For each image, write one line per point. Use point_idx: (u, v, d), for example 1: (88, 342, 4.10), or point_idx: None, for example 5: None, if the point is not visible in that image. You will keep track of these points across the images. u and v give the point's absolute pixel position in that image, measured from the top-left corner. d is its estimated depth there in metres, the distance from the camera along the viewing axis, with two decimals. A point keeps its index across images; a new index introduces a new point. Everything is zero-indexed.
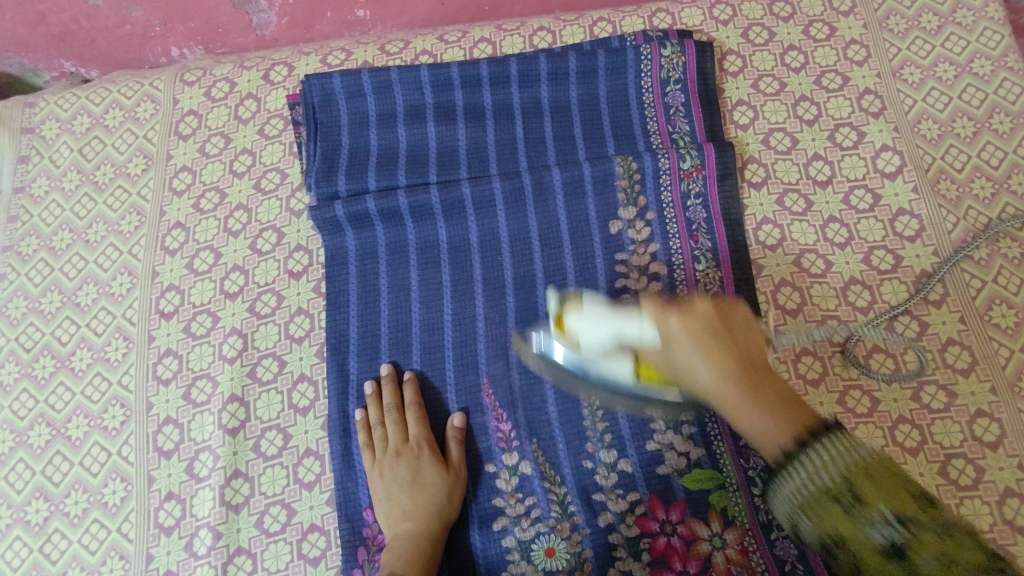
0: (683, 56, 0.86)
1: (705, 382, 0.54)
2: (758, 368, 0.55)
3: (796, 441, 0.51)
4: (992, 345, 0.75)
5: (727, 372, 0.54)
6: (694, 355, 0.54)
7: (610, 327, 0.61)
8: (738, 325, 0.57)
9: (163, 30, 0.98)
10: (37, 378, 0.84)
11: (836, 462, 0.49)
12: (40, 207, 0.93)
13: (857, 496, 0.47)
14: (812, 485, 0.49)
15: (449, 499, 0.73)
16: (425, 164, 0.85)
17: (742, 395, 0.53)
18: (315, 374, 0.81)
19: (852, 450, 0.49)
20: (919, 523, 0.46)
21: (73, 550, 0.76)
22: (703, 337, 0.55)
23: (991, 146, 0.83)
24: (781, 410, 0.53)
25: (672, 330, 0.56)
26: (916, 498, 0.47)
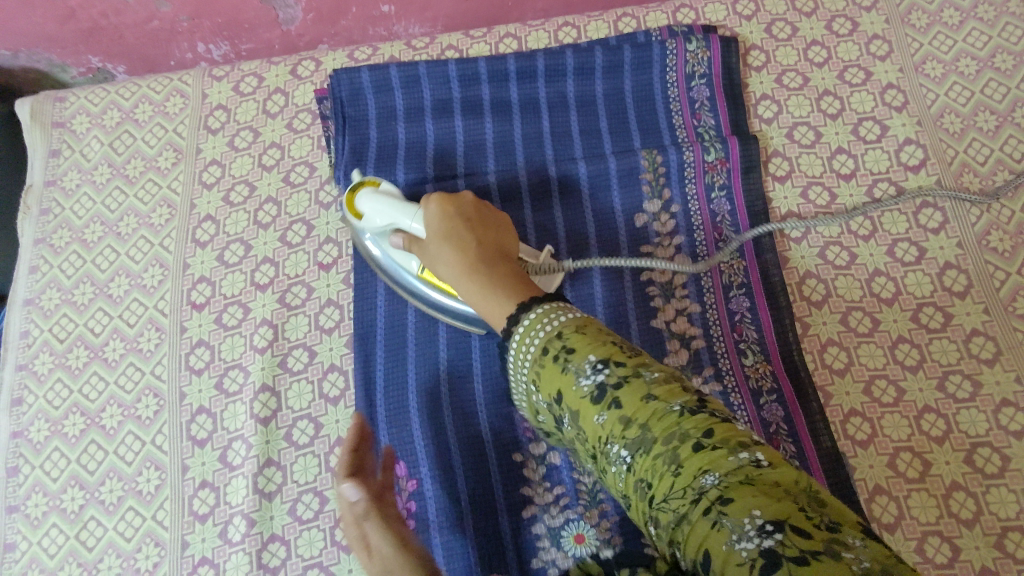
0: (708, 52, 0.87)
1: (452, 271, 0.63)
2: (500, 259, 0.62)
3: (524, 302, 0.55)
4: (1016, 335, 0.75)
5: (466, 252, 0.62)
6: (446, 256, 0.63)
7: (388, 216, 0.72)
8: (487, 222, 0.66)
9: (190, 26, 0.99)
10: (71, 368, 0.85)
11: (557, 319, 0.52)
12: (72, 200, 0.94)
13: (569, 350, 0.50)
14: (538, 345, 0.52)
15: (389, 571, 0.56)
16: (452, 157, 0.87)
17: (493, 290, 0.58)
18: (345, 364, 0.82)
19: (572, 313, 0.53)
20: (624, 369, 0.48)
21: (109, 537, 0.77)
22: (450, 228, 0.65)
23: (1013, 140, 0.84)
24: (510, 284, 0.59)
25: (432, 218, 0.67)
26: (622, 350, 0.49)
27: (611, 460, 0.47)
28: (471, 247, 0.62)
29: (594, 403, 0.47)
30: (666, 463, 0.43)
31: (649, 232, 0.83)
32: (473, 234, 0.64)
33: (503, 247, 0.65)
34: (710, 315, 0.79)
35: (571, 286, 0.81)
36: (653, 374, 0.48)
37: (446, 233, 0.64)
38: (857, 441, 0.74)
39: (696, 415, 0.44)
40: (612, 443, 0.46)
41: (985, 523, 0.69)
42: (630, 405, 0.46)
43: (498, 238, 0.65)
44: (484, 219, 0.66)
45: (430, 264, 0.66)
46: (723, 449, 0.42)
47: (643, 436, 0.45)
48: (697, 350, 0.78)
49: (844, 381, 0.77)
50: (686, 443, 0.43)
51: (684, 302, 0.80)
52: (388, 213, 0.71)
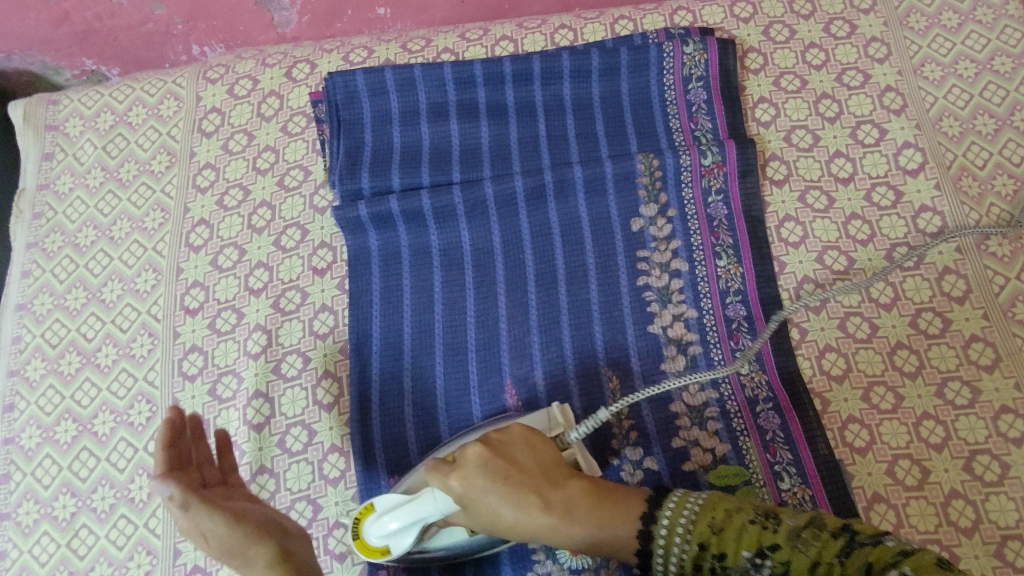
0: (706, 54, 0.86)
1: (526, 529, 0.57)
2: (559, 480, 0.58)
3: (640, 529, 0.55)
4: (1016, 341, 0.75)
5: (535, 504, 0.57)
6: (506, 513, 0.57)
7: (414, 519, 0.62)
8: (516, 456, 0.59)
9: (185, 28, 0.99)
10: (63, 374, 0.84)
11: (686, 516, 0.53)
12: (65, 204, 0.93)
13: (716, 548, 0.51)
14: (687, 557, 0.52)
15: (231, 550, 0.59)
16: (448, 161, 0.86)
17: (584, 524, 0.56)
18: (339, 371, 0.81)
19: (691, 505, 0.54)
20: (767, 542, 0.50)
21: (101, 545, 0.77)
22: (493, 479, 0.57)
23: (1013, 143, 0.83)
24: (621, 509, 0.56)
25: (468, 492, 0.58)
26: (761, 524, 0.51)
27: None
28: (536, 497, 0.57)
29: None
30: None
31: (645, 237, 0.82)
32: (514, 476, 0.58)
33: (549, 467, 0.59)
34: (707, 321, 0.78)
35: (568, 291, 0.81)
36: (795, 532, 0.50)
37: (499, 494, 0.57)
38: (855, 449, 0.73)
39: (845, 554, 0.47)
40: None
41: (985, 531, 0.68)
42: (795, 574, 0.48)
43: (527, 449, 0.60)
44: (510, 455, 0.59)
45: (482, 521, 0.59)
46: (873, 567, 0.46)
47: None
48: (694, 356, 0.77)
49: (842, 387, 0.76)
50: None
51: (680, 307, 0.79)
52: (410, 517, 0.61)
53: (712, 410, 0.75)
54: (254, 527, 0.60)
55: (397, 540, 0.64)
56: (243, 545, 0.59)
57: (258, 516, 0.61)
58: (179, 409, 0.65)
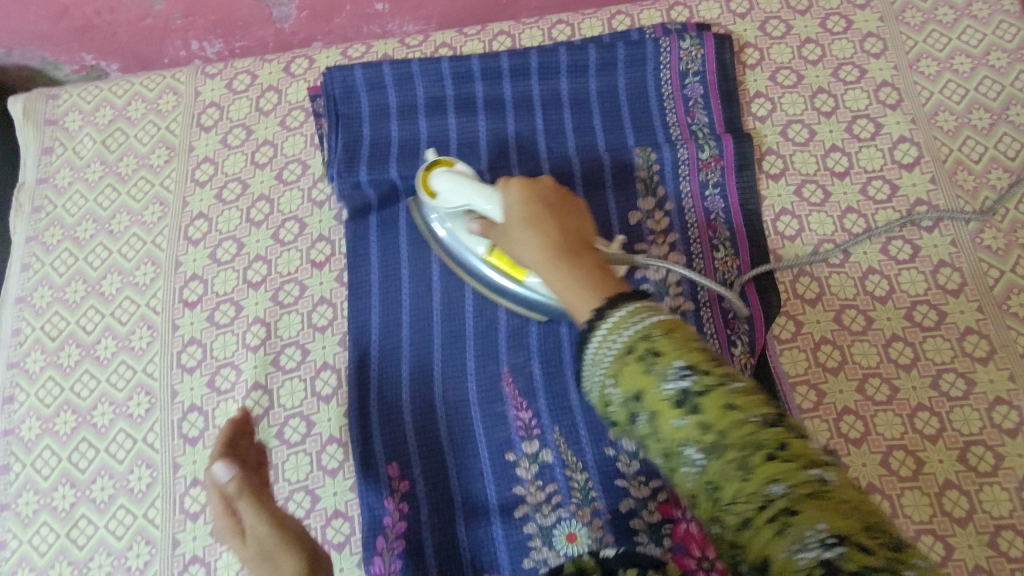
0: (702, 49, 0.87)
1: (531, 261, 0.59)
2: (585, 248, 0.59)
3: (604, 300, 0.51)
4: (1011, 333, 0.75)
5: (548, 244, 0.58)
6: (524, 248, 0.60)
7: (465, 197, 0.70)
8: (573, 220, 0.62)
9: (184, 24, 0.99)
10: (62, 366, 0.85)
11: (639, 319, 0.47)
12: (64, 198, 0.93)
13: (651, 350, 0.45)
14: (617, 344, 0.47)
15: (264, 554, 0.63)
16: (446, 154, 0.86)
17: (565, 268, 0.56)
18: (337, 362, 0.81)
19: (654, 312, 0.48)
20: (707, 374, 0.44)
21: (100, 536, 0.77)
22: (531, 216, 0.61)
23: (1008, 137, 0.84)
24: (596, 277, 0.54)
25: (512, 210, 0.64)
26: (708, 356, 0.45)
27: (681, 463, 0.44)
28: (555, 239, 0.59)
29: (674, 407, 0.44)
30: (735, 470, 0.41)
31: (643, 230, 0.82)
32: (551, 221, 0.60)
33: (583, 236, 0.61)
34: (704, 313, 0.78)
35: None
36: (735, 381, 0.44)
37: (527, 220, 0.61)
38: (850, 439, 0.74)
39: (777, 427, 0.42)
40: (685, 445, 0.44)
41: (979, 522, 0.69)
42: (712, 415, 0.43)
43: (586, 233, 0.62)
44: (564, 211, 0.62)
45: (512, 249, 0.64)
46: (795, 462, 0.40)
47: (720, 442, 0.42)
48: None
49: (838, 379, 0.76)
50: (761, 454, 0.41)
51: (677, 300, 0.79)
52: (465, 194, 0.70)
53: None
54: (289, 533, 0.63)
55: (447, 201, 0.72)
56: (276, 547, 0.62)
57: (296, 525, 0.65)
58: (246, 419, 0.72)
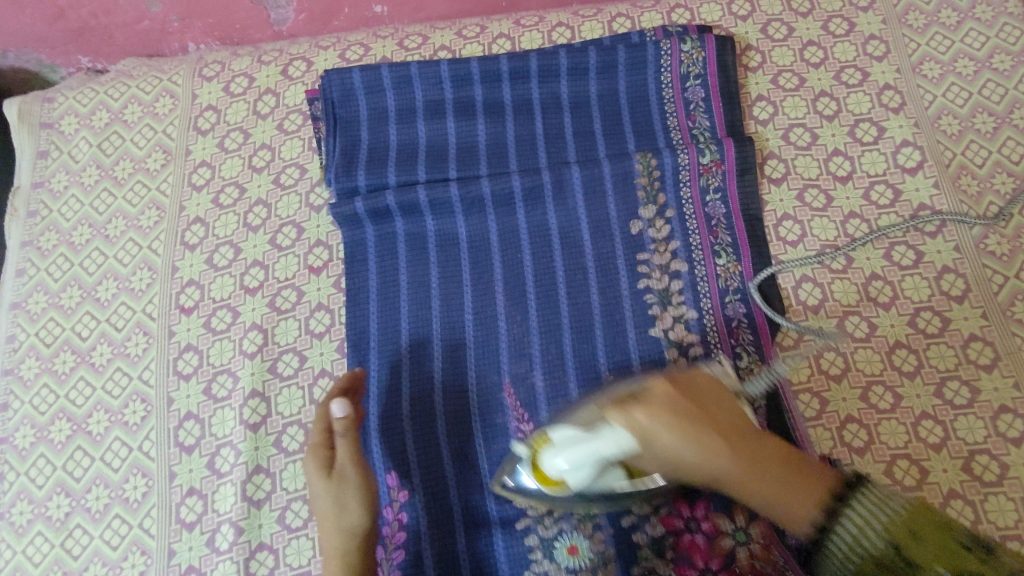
0: (703, 52, 0.86)
1: (702, 465, 0.59)
2: (750, 434, 0.61)
3: (822, 507, 0.59)
4: (1016, 341, 0.74)
5: (726, 457, 0.59)
6: (672, 443, 0.58)
7: (590, 452, 0.59)
8: (707, 404, 0.61)
9: (181, 26, 0.98)
10: (57, 373, 0.84)
11: (882, 518, 0.56)
12: (59, 202, 0.93)
13: (908, 560, 0.54)
14: (861, 556, 0.56)
15: (337, 502, 0.68)
16: (445, 159, 0.85)
17: (768, 476, 0.60)
18: (336, 369, 0.80)
19: (886, 502, 0.57)
20: (967, 565, 0.52)
21: (95, 546, 0.76)
22: (682, 425, 0.58)
23: (1012, 141, 0.83)
24: (778, 470, 0.60)
25: (647, 425, 0.58)
26: (973, 550, 0.53)
27: None
28: (719, 441, 0.59)
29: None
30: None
31: (644, 238, 0.81)
32: (696, 416, 0.59)
33: (733, 427, 0.61)
34: (708, 322, 0.78)
35: (568, 295, 0.80)
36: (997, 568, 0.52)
37: (682, 433, 0.58)
38: (853, 449, 0.73)
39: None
40: None
41: (983, 532, 0.68)
42: None
43: (718, 403, 0.62)
44: (702, 401, 0.61)
45: (655, 458, 0.60)
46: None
47: None
48: (695, 358, 0.77)
49: (841, 387, 0.76)
50: None
51: (680, 309, 0.78)
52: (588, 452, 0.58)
53: None
54: (369, 498, 0.70)
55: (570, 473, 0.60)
56: (352, 502, 0.69)
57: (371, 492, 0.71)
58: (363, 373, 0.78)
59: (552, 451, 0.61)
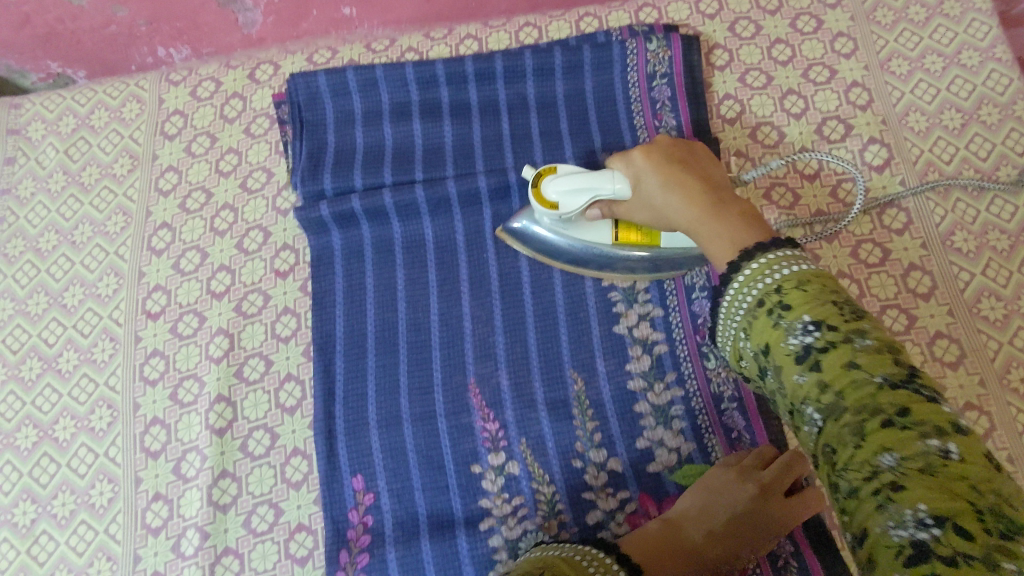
0: (670, 50, 0.85)
1: (682, 216, 0.64)
2: (728, 194, 0.63)
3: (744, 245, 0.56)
4: (981, 337, 0.74)
5: (691, 195, 0.64)
6: (658, 191, 0.66)
7: (587, 187, 0.70)
8: (698, 164, 0.67)
9: (149, 30, 0.98)
10: (24, 380, 0.84)
11: (780, 269, 0.50)
12: (27, 208, 0.93)
13: (784, 306, 0.48)
14: (752, 293, 0.51)
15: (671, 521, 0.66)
16: (411, 161, 0.85)
17: (719, 217, 0.60)
18: (302, 373, 0.80)
19: (798, 262, 0.51)
20: (837, 331, 0.45)
21: (61, 552, 0.76)
22: (667, 173, 0.66)
23: (979, 137, 0.82)
24: (732, 217, 0.60)
25: (638, 171, 0.68)
26: (844, 314, 0.46)
27: (803, 420, 0.45)
28: (693, 185, 0.64)
29: (796, 361, 0.46)
30: (851, 435, 0.41)
31: None
32: (684, 169, 0.66)
33: (716, 181, 0.66)
34: (673, 319, 0.76)
35: (533, 294, 0.79)
36: (867, 342, 0.44)
37: (664, 179, 0.66)
38: None
39: (904, 393, 0.41)
40: (804, 406, 0.45)
41: None
42: (831, 373, 0.44)
43: (711, 174, 0.67)
44: (689, 161, 0.67)
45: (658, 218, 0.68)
46: (914, 430, 0.39)
47: (836, 403, 0.43)
48: (660, 356, 0.75)
49: None
50: (876, 417, 0.41)
51: (646, 306, 0.77)
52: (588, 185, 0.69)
53: (677, 410, 0.73)
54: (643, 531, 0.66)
55: (571, 203, 0.71)
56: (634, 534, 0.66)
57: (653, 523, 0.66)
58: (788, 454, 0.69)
59: (556, 177, 0.72)
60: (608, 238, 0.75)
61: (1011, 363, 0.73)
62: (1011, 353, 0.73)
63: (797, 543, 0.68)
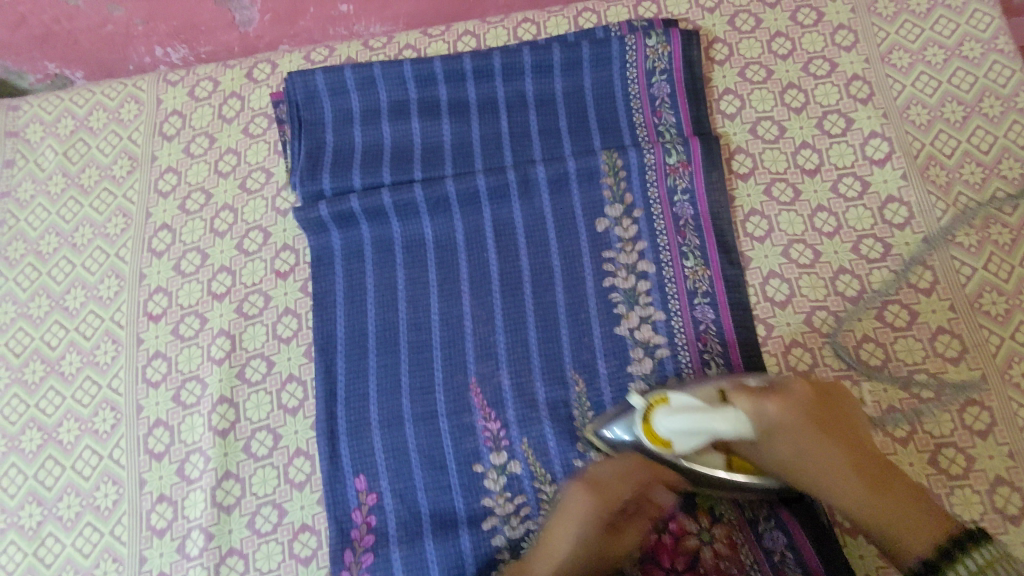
0: (669, 46, 0.85)
1: (807, 460, 0.63)
2: (887, 469, 0.63)
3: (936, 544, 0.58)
4: (983, 333, 0.74)
5: (839, 460, 0.62)
6: (790, 444, 0.62)
7: (705, 429, 0.61)
8: (839, 414, 0.64)
9: (146, 30, 0.97)
10: (27, 383, 0.84)
11: (998, 573, 0.54)
12: (26, 211, 0.93)
13: None
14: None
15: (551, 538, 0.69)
16: (410, 161, 0.85)
17: (888, 499, 0.61)
18: (304, 374, 0.81)
19: (999, 559, 0.55)
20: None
21: (67, 554, 0.77)
22: (808, 429, 0.62)
23: (981, 130, 0.82)
24: (914, 511, 0.60)
25: (772, 421, 0.61)
26: None
27: None
28: (852, 473, 0.62)
29: None
30: None
31: (611, 237, 0.80)
32: (830, 428, 0.63)
33: (874, 453, 0.63)
34: (675, 323, 0.76)
35: (533, 293, 0.79)
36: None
37: (803, 426, 0.62)
38: None
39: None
40: None
41: None
42: None
43: (848, 419, 0.64)
44: (823, 416, 0.63)
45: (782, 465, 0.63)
46: None
47: None
48: (661, 359, 0.75)
49: None
50: None
51: (647, 309, 0.77)
52: (703, 427, 0.61)
53: None
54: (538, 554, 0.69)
55: (682, 446, 0.63)
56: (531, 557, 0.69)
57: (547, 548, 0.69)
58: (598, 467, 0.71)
59: (669, 409, 0.63)
60: (719, 464, 0.67)
61: (1013, 358, 0.73)
62: (1012, 348, 0.73)
63: (795, 539, 0.68)
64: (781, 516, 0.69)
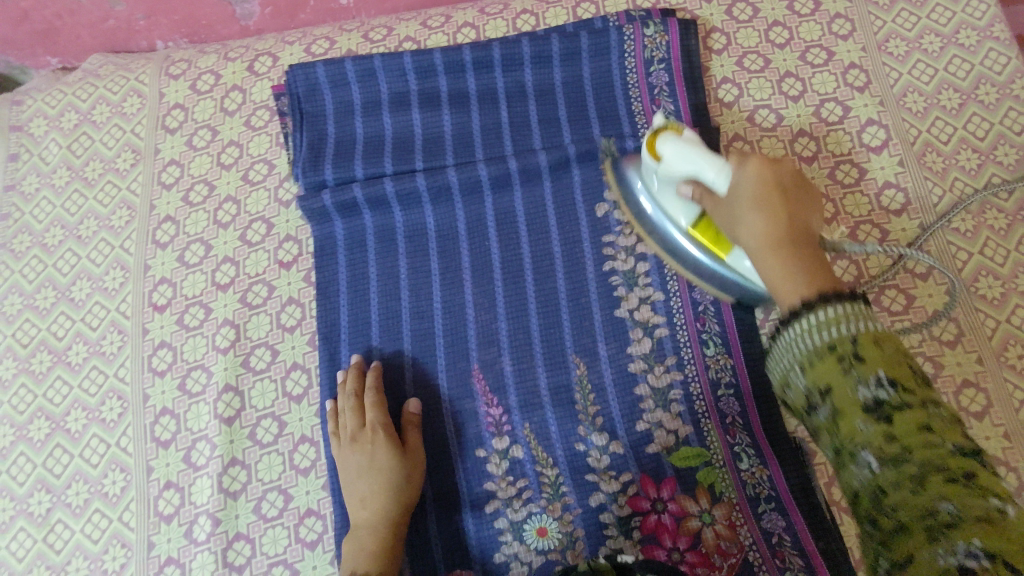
0: (667, 36, 0.86)
1: (747, 226, 0.55)
2: (824, 260, 0.52)
3: (809, 288, 0.49)
4: (979, 316, 0.75)
5: (774, 224, 0.54)
6: (745, 197, 0.55)
7: (693, 166, 0.59)
8: (797, 202, 0.56)
9: (148, 24, 0.98)
10: (35, 373, 0.85)
11: (848, 323, 0.45)
12: (32, 204, 0.94)
13: (856, 357, 0.43)
14: (817, 337, 0.45)
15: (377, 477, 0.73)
16: (411, 151, 0.86)
17: (780, 255, 0.52)
18: (308, 362, 0.82)
19: (866, 317, 0.45)
20: (911, 391, 0.42)
21: (76, 540, 0.78)
22: (767, 195, 0.55)
23: (977, 117, 0.83)
24: (801, 258, 0.52)
25: (744, 178, 0.56)
26: (914, 375, 0.43)
27: (854, 467, 0.42)
28: (784, 236, 0.53)
29: (862, 410, 0.42)
30: (908, 484, 0.40)
31: (610, 221, 0.80)
32: (785, 208, 0.55)
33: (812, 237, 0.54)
34: (674, 303, 0.77)
35: (534, 281, 0.80)
36: (938, 408, 0.42)
37: (760, 196, 0.55)
38: None
39: (970, 461, 0.40)
40: (859, 453, 0.42)
41: None
42: (901, 430, 0.41)
43: (813, 223, 0.56)
44: (791, 194, 0.55)
45: (730, 229, 0.57)
46: (977, 489, 0.38)
47: (919, 475, 0.40)
48: (660, 339, 0.76)
49: None
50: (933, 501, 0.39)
51: (646, 290, 0.77)
52: (690, 165, 0.59)
53: (676, 394, 0.74)
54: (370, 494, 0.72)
55: (671, 179, 0.61)
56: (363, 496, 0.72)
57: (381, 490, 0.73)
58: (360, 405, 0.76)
59: (673, 139, 0.61)
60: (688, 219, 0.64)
61: (1009, 341, 0.73)
62: (1008, 331, 0.74)
63: (793, 521, 0.69)
64: (781, 499, 0.70)
